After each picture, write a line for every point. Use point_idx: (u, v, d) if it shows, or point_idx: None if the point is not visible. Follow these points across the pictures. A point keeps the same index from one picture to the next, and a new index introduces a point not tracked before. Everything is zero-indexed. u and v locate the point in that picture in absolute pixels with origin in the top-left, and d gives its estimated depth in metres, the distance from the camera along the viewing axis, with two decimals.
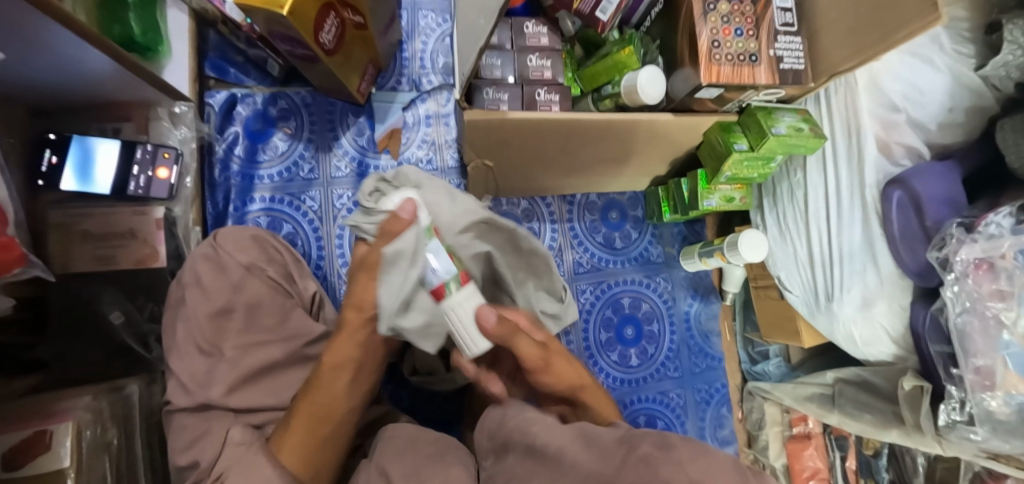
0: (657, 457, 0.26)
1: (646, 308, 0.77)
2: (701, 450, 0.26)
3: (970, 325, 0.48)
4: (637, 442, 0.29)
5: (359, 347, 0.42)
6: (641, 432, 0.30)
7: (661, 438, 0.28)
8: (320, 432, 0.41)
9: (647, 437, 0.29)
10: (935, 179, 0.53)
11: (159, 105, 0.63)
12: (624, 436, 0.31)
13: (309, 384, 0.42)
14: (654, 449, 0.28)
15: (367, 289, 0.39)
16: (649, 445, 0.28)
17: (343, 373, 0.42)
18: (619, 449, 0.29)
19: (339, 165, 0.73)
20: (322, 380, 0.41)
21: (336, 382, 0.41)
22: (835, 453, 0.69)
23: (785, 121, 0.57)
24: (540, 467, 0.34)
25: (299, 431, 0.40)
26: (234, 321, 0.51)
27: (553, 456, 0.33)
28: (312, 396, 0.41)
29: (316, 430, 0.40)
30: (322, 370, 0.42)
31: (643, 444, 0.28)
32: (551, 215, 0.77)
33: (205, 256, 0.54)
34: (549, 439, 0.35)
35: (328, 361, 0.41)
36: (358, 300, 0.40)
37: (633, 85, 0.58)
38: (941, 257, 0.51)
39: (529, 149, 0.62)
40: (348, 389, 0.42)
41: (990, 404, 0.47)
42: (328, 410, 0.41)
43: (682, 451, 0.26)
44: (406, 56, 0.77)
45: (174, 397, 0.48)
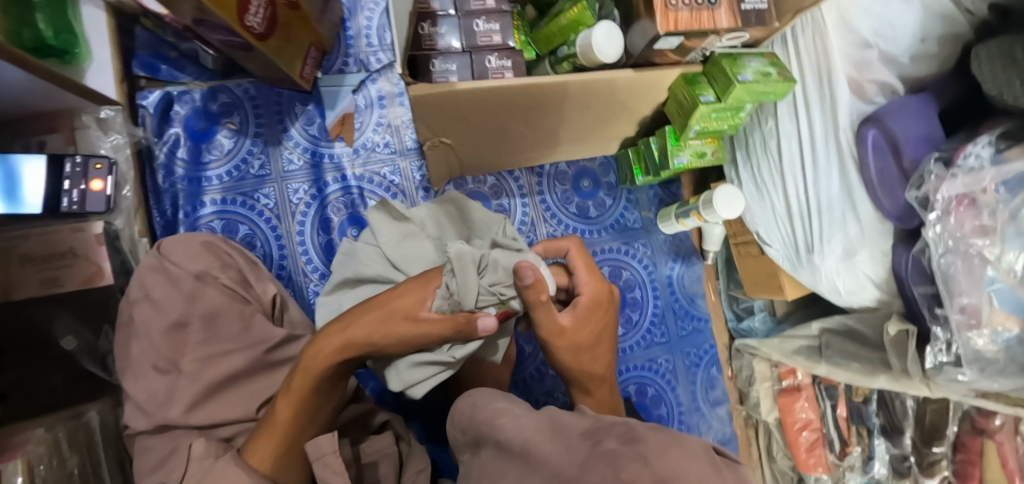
0: (620, 454, 0.24)
1: (628, 276, 0.75)
2: (675, 440, 0.25)
3: (954, 266, 0.46)
4: (602, 437, 0.27)
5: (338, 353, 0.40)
6: (605, 423, 0.29)
7: (630, 429, 0.27)
8: (293, 441, 0.41)
9: (614, 430, 0.27)
10: (912, 115, 0.49)
11: (83, 111, 0.58)
12: (589, 429, 0.29)
13: (288, 389, 0.41)
14: (619, 443, 0.26)
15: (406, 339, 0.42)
16: (614, 440, 0.26)
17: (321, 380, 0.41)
18: (585, 443, 0.27)
19: (291, 158, 0.69)
20: (298, 388, 0.40)
21: (315, 387, 0.41)
22: (826, 403, 0.68)
23: (751, 67, 0.53)
24: (507, 462, 0.32)
25: (272, 440, 0.40)
26: (192, 334, 0.48)
27: (519, 451, 0.31)
28: (291, 407, 0.40)
29: (289, 441, 0.41)
30: (298, 374, 0.41)
31: (607, 440, 0.26)
32: (521, 189, 0.74)
33: (149, 268, 0.51)
34: (514, 432, 0.33)
35: (308, 367, 0.40)
36: (381, 329, 0.41)
37: (589, 44, 0.54)
38: (920, 196, 0.48)
39: (486, 122, 0.59)
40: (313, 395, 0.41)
41: (978, 343, 0.45)
42: (299, 417, 0.41)
43: (651, 444, 0.24)
44: (350, 34, 0.72)
45: (133, 421, 0.46)
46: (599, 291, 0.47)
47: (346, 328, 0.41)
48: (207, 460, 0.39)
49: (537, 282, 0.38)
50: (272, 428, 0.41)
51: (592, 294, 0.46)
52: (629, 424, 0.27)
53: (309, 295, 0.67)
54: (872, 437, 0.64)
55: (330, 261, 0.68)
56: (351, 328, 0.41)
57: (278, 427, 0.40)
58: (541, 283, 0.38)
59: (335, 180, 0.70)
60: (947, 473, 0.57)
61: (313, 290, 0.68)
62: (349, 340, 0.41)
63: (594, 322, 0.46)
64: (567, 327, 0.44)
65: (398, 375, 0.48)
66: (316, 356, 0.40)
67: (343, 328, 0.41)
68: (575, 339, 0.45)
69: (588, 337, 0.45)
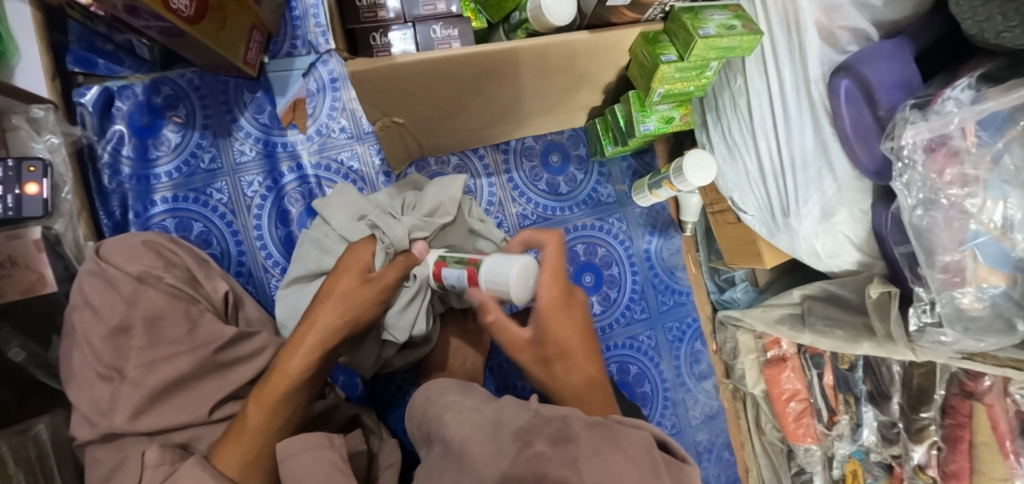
0: (549, 458, 0.23)
1: (603, 253, 0.72)
2: (610, 438, 0.24)
3: (931, 220, 0.42)
4: (533, 437, 0.25)
5: (315, 355, 0.41)
6: (540, 419, 0.27)
7: (563, 426, 0.25)
8: (264, 450, 0.40)
9: (546, 428, 0.26)
10: (884, 58, 0.45)
11: (11, 112, 0.55)
12: (523, 424, 0.27)
13: (260, 395, 0.40)
14: (550, 443, 0.24)
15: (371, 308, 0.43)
16: (544, 440, 0.24)
17: (299, 383, 0.40)
18: (513, 444, 0.25)
19: (242, 149, 0.66)
20: (273, 392, 0.40)
21: (292, 390, 0.40)
22: (812, 372, 0.66)
23: (714, 21, 0.49)
24: (446, 461, 0.31)
25: (243, 448, 0.39)
26: (134, 339, 0.46)
27: (456, 452, 0.29)
28: (266, 413, 0.39)
29: (263, 448, 0.40)
30: (274, 378, 0.40)
31: (538, 439, 0.25)
32: (486, 168, 0.71)
33: (89, 273, 0.49)
34: (456, 430, 0.31)
35: (282, 371, 0.40)
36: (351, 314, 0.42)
37: (538, 7, 0.50)
38: (893, 146, 0.43)
39: (436, 97, 0.55)
40: (293, 402, 0.41)
41: (962, 302, 0.42)
42: (272, 425, 0.40)
43: (583, 446, 0.23)
44: (297, 15, 0.68)
45: (79, 432, 0.45)
46: (555, 289, 0.38)
47: (315, 328, 0.41)
48: (164, 466, 0.40)
49: (485, 302, 0.42)
50: (240, 436, 0.39)
51: (545, 297, 0.37)
52: (566, 420, 0.26)
53: (272, 291, 0.65)
54: (860, 405, 0.62)
55: (290, 255, 0.65)
56: (321, 325, 0.41)
57: (246, 438, 0.39)
58: (488, 304, 0.42)
59: (291, 169, 0.67)
60: (936, 439, 0.54)
61: (275, 285, 0.65)
62: (325, 335, 0.41)
63: (557, 329, 0.37)
64: (523, 340, 0.39)
65: (394, 327, 0.49)
66: (293, 358, 0.40)
67: (310, 327, 0.41)
68: (539, 349, 0.38)
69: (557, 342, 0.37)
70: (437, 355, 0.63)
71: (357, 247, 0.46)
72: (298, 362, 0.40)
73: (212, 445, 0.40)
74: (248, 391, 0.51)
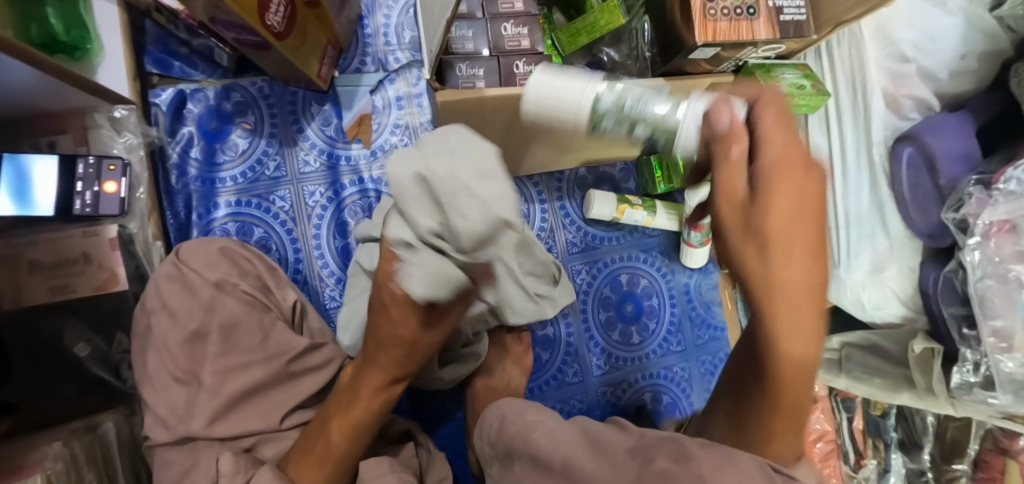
0: (675, 474, 0.26)
1: (645, 284, 0.75)
2: (726, 458, 0.26)
3: (991, 289, 0.44)
4: (652, 455, 0.29)
5: (379, 395, 0.42)
6: (655, 441, 0.30)
7: (680, 447, 0.28)
8: (340, 464, 0.42)
9: (662, 448, 0.29)
10: (950, 133, 0.49)
11: (95, 110, 0.56)
12: (635, 446, 0.31)
13: (332, 412, 0.42)
14: (671, 461, 0.27)
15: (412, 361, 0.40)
16: (666, 459, 0.27)
17: (372, 406, 0.42)
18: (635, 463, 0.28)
19: (306, 159, 0.68)
20: (347, 414, 0.41)
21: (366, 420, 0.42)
22: (842, 415, 0.68)
23: (785, 79, 0.52)
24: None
25: (322, 467, 0.41)
26: (210, 345, 0.47)
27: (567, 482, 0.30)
28: (340, 432, 0.41)
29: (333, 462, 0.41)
30: (351, 409, 0.42)
31: (659, 457, 0.28)
32: (540, 195, 0.73)
33: (168, 276, 0.50)
34: (551, 448, 0.35)
35: (353, 398, 0.41)
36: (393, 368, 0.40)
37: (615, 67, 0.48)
38: (957, 219, 0.47)
39: (511, 127, 0.57)
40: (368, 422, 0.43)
41: (1006, 366, 0.44)
42: (351, 444, 0.42)
43: (701, 463, 0.25)
44: (368, 33, 0.70)
45: (152, 434, 0.45)
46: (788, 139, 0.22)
47: (365, 387, 0.41)
48: (240, 475, 0.39)
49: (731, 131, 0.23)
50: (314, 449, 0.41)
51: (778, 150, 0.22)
52: (679, 442, 0.29)
53: (325, 300, 0.66)
54: (889, 451, 0.64)
55: (346, 265, 0.67)
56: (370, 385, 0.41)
57: (326, 458, 0.41)
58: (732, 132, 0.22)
59: (352, 182, 0.68)
60: None
61: (328, 294, 0.67)
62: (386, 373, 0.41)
63: (779, 191, 0.21)
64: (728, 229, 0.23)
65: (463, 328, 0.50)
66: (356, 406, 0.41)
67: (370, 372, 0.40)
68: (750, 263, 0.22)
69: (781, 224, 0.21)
70: (484, 374, 0.65)
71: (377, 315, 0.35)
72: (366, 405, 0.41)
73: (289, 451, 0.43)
74: (313, 399, 0.53)
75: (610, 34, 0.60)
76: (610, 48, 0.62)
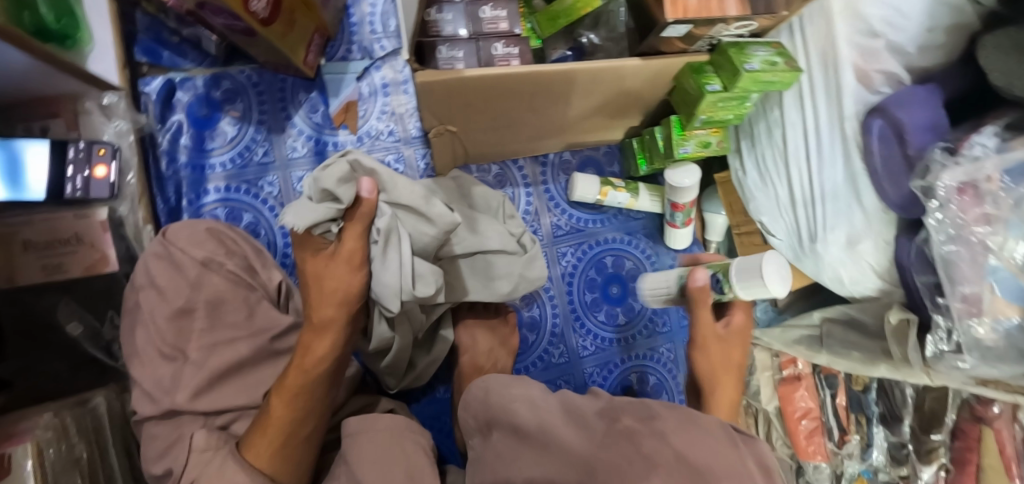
0: (637, 430, 0.27)
1: (630, 266, 0.76)
2: (688, 418, 0.28)
3: (957, 254, 0.46)
4: (619, 415, 0.30)
5: (332, 348, 0.46)
6: (623, 404, 0.31)
7: (645, 408, 0.30)
8: (292, 434, 0.42)
9: (629, 409, 0.31)
10: (916, 102, 0.49)
11: (85, 97, 0.58)
12: (603, 409, 0.32)
13: (280, 389, 0.44)
14: (636, 420, 0.29)
15: (340, 277, 0.45)
16: (631, 418, 0.29)
17: (323, 373, 0.45)
18: (602, 424, 0.30)
19: (295, 145, 0.69)
20: (293, 384, 0.44)
21: (311, 381, 0.44)
22: (826, 392, 0.69)
23: (758, 56, 0.53)
24: (522, 445, 0.34)
25: (273, 444, 0.41)
26: (197, 320, 0.49)
27: (533, 433, 0.33)
28: (287, 405, 0.43)
29: (288, 439, 0.42)
30: (293, 371, 0.44)
31: (624, 418, 0.29)
32: (525, 179, 0.74)
33: (156, 255, 0.52)
34: (530, 415, 0.34)
35: (305, 365, 0.44)
36: (340, 287, 0.45)
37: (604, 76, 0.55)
38: (924, 185, 0.48)
39: (491, 108, 0.59)
40: (323, 393, 0.46)
41: (978, 332, 0.45)
42: (296, 413, 0.43)
43: (668, 421, 0.27)
44: (354, 22, 0.72)
45: (139, 407, 0.46)
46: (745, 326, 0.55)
47: (307, 356, 0.44)
48: (209, 452, 0.42)
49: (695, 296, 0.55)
50: (266, 428, 0.42)
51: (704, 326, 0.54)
52: (646, 403, 0.31)
53: None
54: (871, 426, 0.65)
55: None
56: (311, 353, 0.44)
57: (274, 437, 0.42)
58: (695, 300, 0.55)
59: None
60: (944, 461, 0.58)
61: None
62: (324, 328, 0.45)
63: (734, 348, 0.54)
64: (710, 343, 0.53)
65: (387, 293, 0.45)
66: (310, 352, 0.45)
67: (329, 317, 0.46)
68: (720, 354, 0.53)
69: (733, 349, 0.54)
70: (468, 354, 0.65)
71: (330, 269, 0.45)
72: (313, 358, 0.44)
73: (245, 432, 0.44)
74: None
75: (589, 17, 0.63)
76: (590, 33, 0.64)
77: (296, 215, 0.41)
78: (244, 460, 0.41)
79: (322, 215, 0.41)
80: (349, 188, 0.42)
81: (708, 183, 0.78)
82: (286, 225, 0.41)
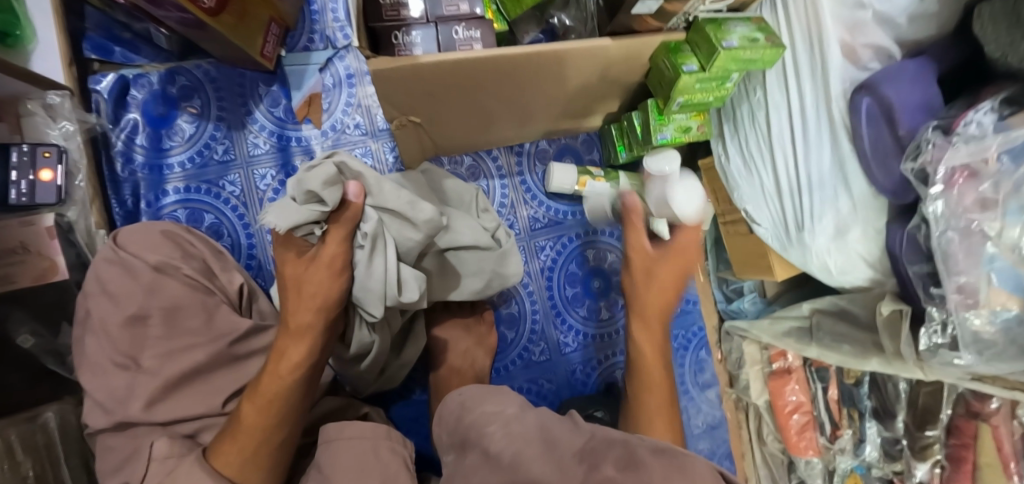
0: (618, 481, 0.25)
1: (613, 258, 0.73)
2: (676, 464, 0.25)
3: (952, 242, 0.42)
4: (599, 461, 0.28)
5: (309, 352, 0.42)
6: (603, 445, 0.29)
7: (629, 452, 0.27)
8: (264, 444, 0.40)
9: (611, 452, 0.28)
10: (908, 81, 0.45)
11: (27, 97, 0.55)
12: (583, 449, 0.30)
13: (253, 396, 0.41)
14: (617, 469, 0.26)
15: (321, 282, 0.41)
16: (613, 467, 0.26)
17: (298, 380, 0.41)
18: (580, 468, 0.28)
19: (256, 142, 0.66)
20: (268, 391, 0.41)
21: (288, 388, 0.41)
22: (817, 385, 0.66)
23: (737, 33, 0.49)
24: (493, 472, 0.31)
25: (242, 450, 0.39)
26: (152, 328, 0.47)
27: (506, 465, 0.30)
28: (260, 413, 0.40)
29: (261, 446, 0.40)
30: (265, 378, 0.41)
31: (606, 465, 0.27)
32: (500, 170, 0.71)
33: (106, 260, 0.50)
34: (505, 444, 0.32)
35: (282, 372, 0.41)
36: (319, 292, 0.41)
37: (574, 57, 0.52)
38: (918, 170, 0.44)
39: (453, 97, 0.56)
40: (302, 398, 0.43)
41: (975, 324, 0.42)
42: (269, 421, 0.40)
43: (653, 471, 0.24)
44: (316, 9, 0.68)
45: (92, 419, 0.45)
46: (688, 241, 0.56)
47: (283, 362, 0.41)
48: (172, 459, 0.40)
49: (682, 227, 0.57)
50: (237, 435, 0.40)
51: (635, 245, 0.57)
52: (628, 445, 0.28)
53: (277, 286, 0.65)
54: (863, 421, 0.62)
55: None
56: (289, 358, 0.41)
57: (246, 445, 0.39)
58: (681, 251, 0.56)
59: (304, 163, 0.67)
60: (940, 457, 0.55)
61: None
62: (302, 333, 0.42)
63: (663, 281, 0.55)
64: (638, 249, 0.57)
65: (371, 298, 0.44)
66: (285, 357, 0.41)
67: (305, 320, 0.41)
68: (649, 266, 0.56)
69: (670, 282, 0.55)
70: (445, 354, 0.63)
71: (310, 275, 0.41)
72: (291, 362, 0.41)
73: (213, 439, 0.42)
74: None
75: None
76: (561, 14, 0.60)
77: (282, 216, 0.38)
78: (212, 467, 0.39)
79: (309, 218, 0.38)
80: (336, 191, 0.39)
81: (692, 170, 0.74)
82: (268, 227, 0.37)
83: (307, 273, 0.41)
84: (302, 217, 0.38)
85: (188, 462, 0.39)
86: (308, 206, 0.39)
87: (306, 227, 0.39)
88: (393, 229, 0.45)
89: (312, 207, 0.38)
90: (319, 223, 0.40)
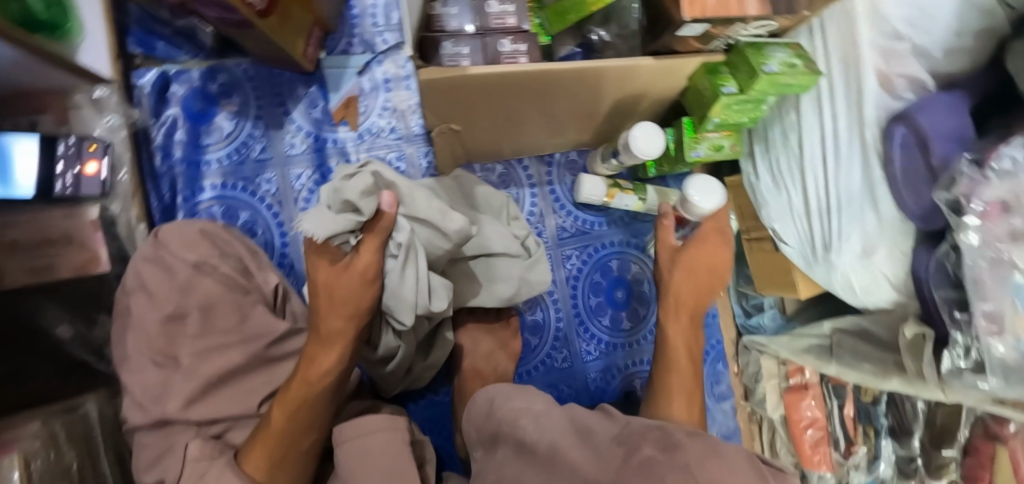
0: (658, 462, 0.24)
1: (636, 269, 0.75)
2: (711, 449, 0.25)
3: (981, 269, 0.44)
4: (638, 444, 0.27)
5: (338, 356, 0.43)
6: (640, 431, 0.29)
7: (667, 436, 0.27)
8: (291, 447, 0.40)
9: (648, 438, 0.28)
10: (944, 111, 0.48)
11: (76, 90, 0.56)
12: (619, 435, 0.29)
13: (281, 398, 0.41)
14: (657, 450, 0.26)
15: (352, 290, 0.42)
16: (652, 448, 0.26)
17: (326, 386, 0.42)
18: (619, 451, 0.27)
19: (293, 142, 0.67)
20: (295, 395, 0.41)
21: (316, 393, 0.42)
22: (833, 401, 0.68)
23: (776, 58, 0.51)
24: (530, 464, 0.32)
25: (267, 450, 0.39)
26: (188, 326, 0.47)
27: (543, 454, 0.31)
28: (287, 416, 0.40)
29: (288, 451, 0.40)
30: (293, 384, 0.42)
31: (644, 447, 0.26)
32: (530, 179, 0.73)
33: (147, 258, 0.50)
34: (537, 435, 0.32)
35: (312, 376, 0.42)
36: (351, 300, 0.42)
37: (620, 75, 0.53)
38: (951, 198, 0.46)
39: (493, 109, 0.57)
40: (326, 402, 0.43)
41: (998, 350, 0.43)
42: (296, 424, 0.40)
43: (689, 453, 0.24)
44: (355, 14, 0.69)
45: (131, 415, 0.45)
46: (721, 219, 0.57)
47: (313, 367, 0.42)
48: (203, 462, 0.38)
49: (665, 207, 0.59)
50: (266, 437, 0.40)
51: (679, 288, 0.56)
52: (665, 430, 0.28)
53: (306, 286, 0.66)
54: (879, 438, 0.64)
55: None
56: (318, 363, 0.42)
57: (270, 446, 0.39)
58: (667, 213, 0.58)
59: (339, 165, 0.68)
60: (955, 476, 0.57)
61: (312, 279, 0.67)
62: (331, 339, 0.43)
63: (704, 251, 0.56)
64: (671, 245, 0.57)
65: (402, 306, 0.45)
66: (317, 361, 0.42)
67: (337, 328, 0.43)
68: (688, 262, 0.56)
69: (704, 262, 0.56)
70: (470, 359, 0.64)
71: (342, 280, 0.42)
72: (319, 368, 0.42)
73: (244, 443, 0.41)
74: None
75: (599, 13, 0.60)
76: (600, 29, 0.61)
77: (316, 223, 0.38)
78: (242, 470, 0.38)
79: (342, 228, 0.38)
80: (371, 201, 0.39)
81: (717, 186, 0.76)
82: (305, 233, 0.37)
83: (340, 279, 0.42)
84: (335, 227, 0.38)
85: (219, 465, 0.38)
86: (341, 214, 0.39)
87: (341, 234, 0.39)
88: (425, 238, 0.45)
89: (346, 215, 0.38)
90: (352, 231, 0.40)
